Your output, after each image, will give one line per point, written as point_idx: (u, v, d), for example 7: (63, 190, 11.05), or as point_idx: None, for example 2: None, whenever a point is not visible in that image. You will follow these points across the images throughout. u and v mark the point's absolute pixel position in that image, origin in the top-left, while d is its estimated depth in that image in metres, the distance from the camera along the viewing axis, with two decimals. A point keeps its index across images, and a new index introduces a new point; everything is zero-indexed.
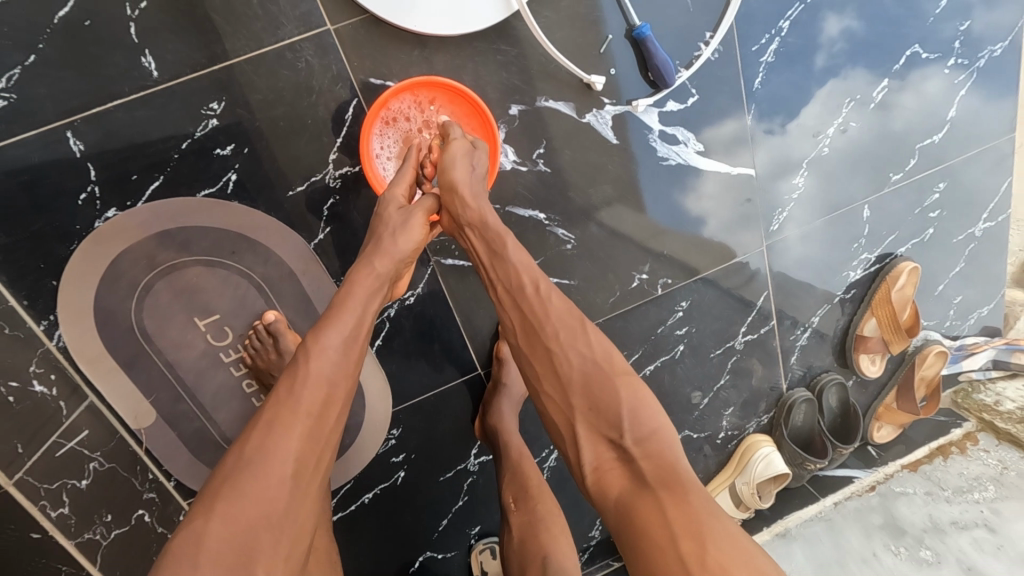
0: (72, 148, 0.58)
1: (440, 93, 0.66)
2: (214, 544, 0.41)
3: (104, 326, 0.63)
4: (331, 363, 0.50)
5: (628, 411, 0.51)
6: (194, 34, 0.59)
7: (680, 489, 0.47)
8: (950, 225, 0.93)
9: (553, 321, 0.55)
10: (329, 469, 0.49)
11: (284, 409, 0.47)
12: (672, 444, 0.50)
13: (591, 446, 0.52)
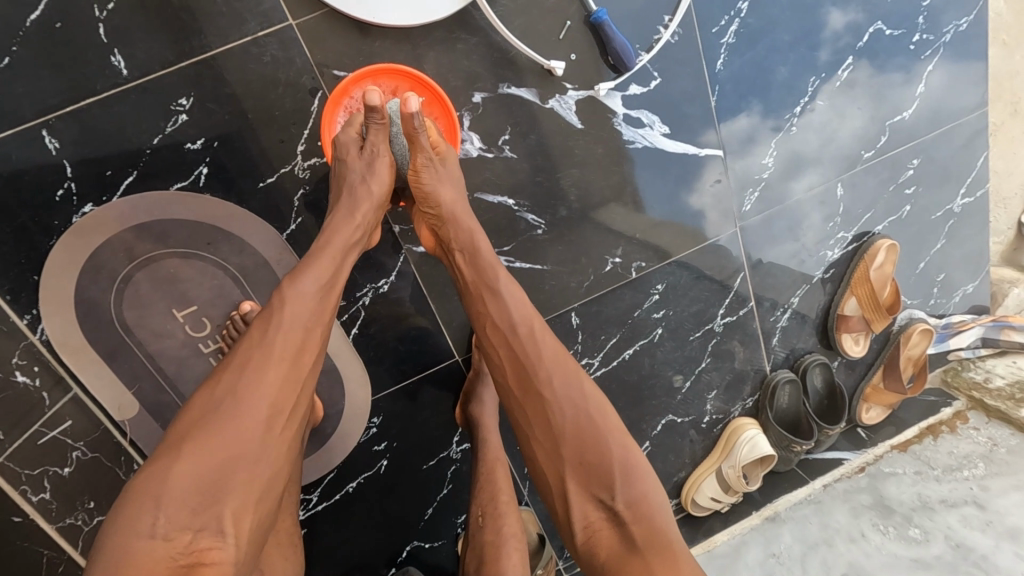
0: (49, 146, 0.61)
1: (400, 81, 0.67)
2: (181, 477, 0.44)
3: (85, 318, 0.65)
4: (306, 310, 0.52)
5: (622, 473, 0.54)
6: (160, 32, 0.61)
7: (669, 552, 0.50)
8: (927, 200, 0.93)
9: (545, 364, 0.57)
10: (303, 412, 0.52)
11: (257, 353, 0.49)
12: (660, 508, 0.53)
13: (581, 504, 0.54)
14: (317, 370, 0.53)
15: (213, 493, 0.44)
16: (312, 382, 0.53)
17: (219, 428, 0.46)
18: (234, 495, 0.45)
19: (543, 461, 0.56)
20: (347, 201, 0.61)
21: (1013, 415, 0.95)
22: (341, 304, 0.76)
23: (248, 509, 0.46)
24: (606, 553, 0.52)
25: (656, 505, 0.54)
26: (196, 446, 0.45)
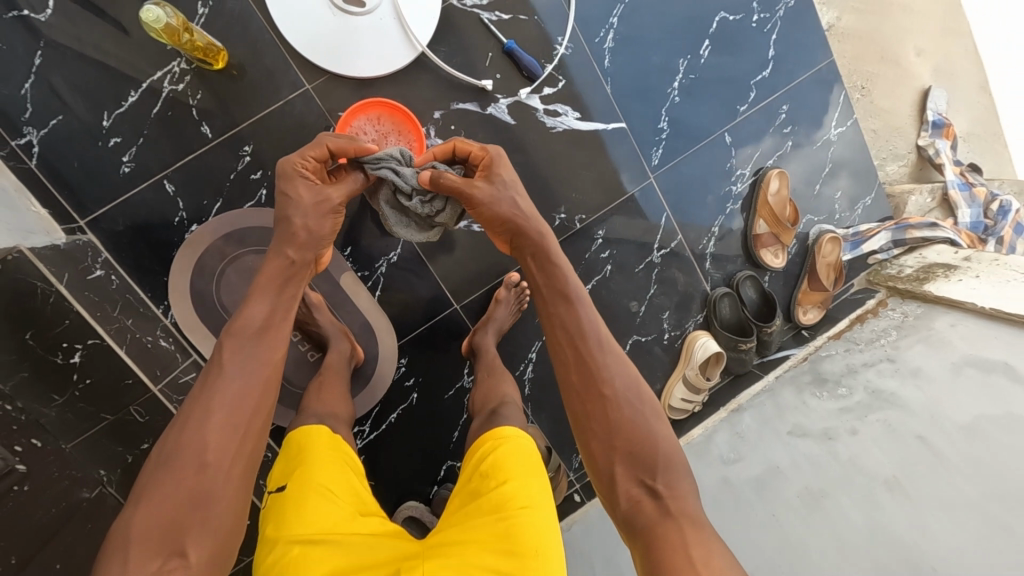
0: (168, 189, 0.94)
1: (380, 110, 0.96)
2: (144, 520, 0.56)
3: (198, 303, 0.96)
4: (241, 366, 0.67)
5: (663, 462, 0.72)
6: (227, 108, 0.94)
7: (690, 519, 0.68)
8: (806, 135, 1.18)
9: (606, 367, 0.78)
10: (249, 452, 0.64)
11: (200, 411, 0.62)
12: (690, 495, 0.71)
13: (625, 485, 0.72)
14: (257, 422, 0.66)
15: (171, 530, 0.56)
16: (257, 431, 0.65)
17: (167, 484, 0.58)
18: (191, 531, 0.57)
19: (598, 452, 0.75)
20: (268, 283, 0.76)
21: (919, 291, 1.15)
22: (365, 274, 1.06)
23: (206, 540, 0.58)
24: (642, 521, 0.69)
25: (683, 489, 0.72)
26: (153, 501, 0.57)
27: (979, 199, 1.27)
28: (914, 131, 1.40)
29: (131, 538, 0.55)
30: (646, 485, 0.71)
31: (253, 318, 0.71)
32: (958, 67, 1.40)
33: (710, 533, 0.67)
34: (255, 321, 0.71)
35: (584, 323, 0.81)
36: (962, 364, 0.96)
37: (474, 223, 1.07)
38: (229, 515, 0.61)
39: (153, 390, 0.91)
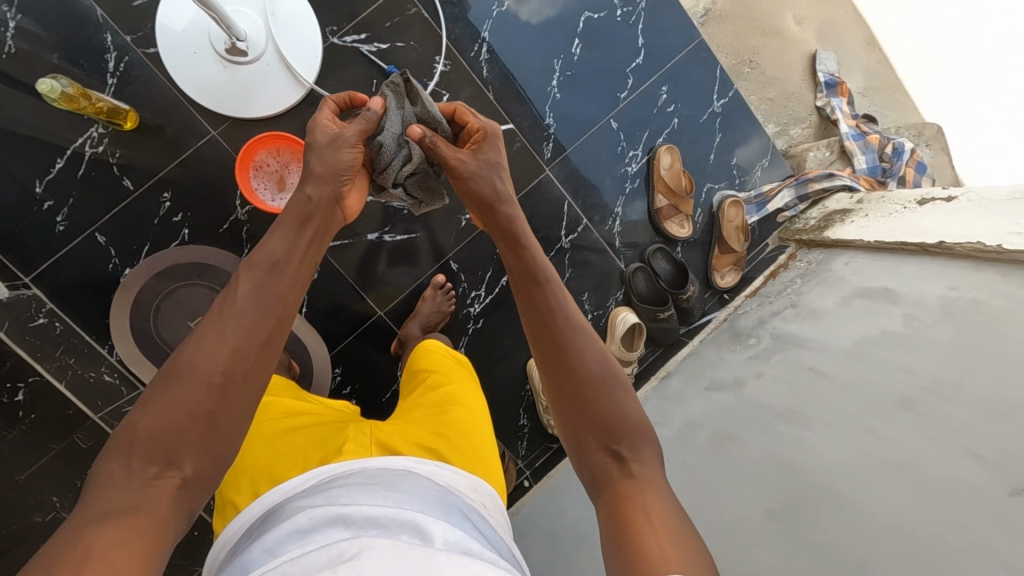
0: (99, 240, 1.05)
1: (274, 143, 1.06)
2: (147, 428, 0.58)
3: (138, 337, 1.06)
4: (257, 294, 0.67)
5: (631, 430, 0.69)
6: (144, 162, 1.06)
7: (652, 502, 0.63)
8: (689, 110, 1.26)
9: (575, 338, 0.74)
10: (256, 380, 0.65)
11: (213, 332, 0.63)
12: (653, 462, 0.68)
13: (597, 455, 0.68)
14: (272, 350, 0.66)
15: (170, 442, 0.58)
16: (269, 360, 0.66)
17: (175, 396, 0.59)
18: (188, 446, 0.59)
19: (569, 421, 0.71)
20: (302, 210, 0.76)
21: (820, 238, 1.20)
22: None
23: (202, 456, 0.60)
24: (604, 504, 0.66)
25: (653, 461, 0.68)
26: (162, 409, 0.59)
27: (874, 145, 1.32)
28: (810, 94, 1.47)
29: (135, 443, 0.57)
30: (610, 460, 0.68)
31: (279, 244, 0.72)
32: (836, 31, 1.49)
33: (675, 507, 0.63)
34: (280, 248, 0.72)
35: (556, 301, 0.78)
36: (851, 296, 1.01)
37: (385, 235, 1.17)
38: (231, 439, 0.62)
39: (95, 417, 1.03)
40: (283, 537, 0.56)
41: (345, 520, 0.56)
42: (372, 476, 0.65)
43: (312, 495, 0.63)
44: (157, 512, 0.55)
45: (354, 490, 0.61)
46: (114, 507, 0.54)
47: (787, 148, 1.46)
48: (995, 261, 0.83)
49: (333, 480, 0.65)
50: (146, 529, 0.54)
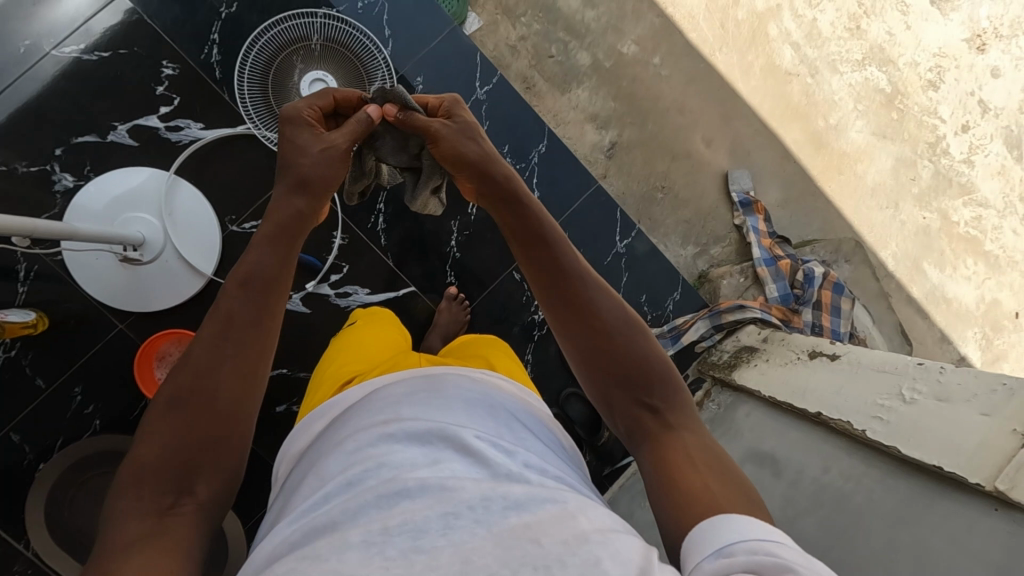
0: (12, 438, 1.09)
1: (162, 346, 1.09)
2: (152, 457, 0.59)
3: (55, 528, 1.08)
4: (243, 309, 0.67)
5: (663, 375, 0.67)
6: (56, 359, 1.11)
7: (696, 448, 0.62)
8: (593, 253, 1.28)
9: (589, 288, 0.73)
10: (257, 391, 0.66)
11: (208, 355, 0.64)
12: (687, 406, 0.66)
13: (627, 408, 0.67)
14: (268, 353, 0.68)
15: (179, 466, 0.60)
16: (264, 373, 0.67)
17: (179, 420, 0.61)
18: (198, 467, 0.60)
19: (593, 377, 0.70)
20: (271, 229, 0.74)
21: (728, 379, 1.18)
22: None
23: (213, 476, 0.62)
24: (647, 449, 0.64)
25: (687, 404, 0.67)
26: (163, 433, 0.60)
27: (784, 271, 1.34)
28: (727, 212, 1.47)
29: (143, 471, 0.59)
30: (648, 415, 0.65)
31: (259, 261, 0.71)
32: (750, 147, 1.49)
33: (711, 447, 0.62)
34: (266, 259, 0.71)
35: (570, 260, 0.75)
36: (745, 460, 0.99)
37: (294, 406, 1.17)
38: (247, 441, 0.65)
39: None
40: (335, 460, 0.60)
41: (391, 439, 0.59)
42: (417, 390, 0.68)
43: (360, 416, 0.66)
44: (187, 532, 0.58)
45: (399, 408, 0.64)
46: (137, 534, 0.56)
47: (708, 268, 1.46)
48: (862, 445, 0.81)
49: (371, 403, 0.68)
50: (176, 551, 0.56)
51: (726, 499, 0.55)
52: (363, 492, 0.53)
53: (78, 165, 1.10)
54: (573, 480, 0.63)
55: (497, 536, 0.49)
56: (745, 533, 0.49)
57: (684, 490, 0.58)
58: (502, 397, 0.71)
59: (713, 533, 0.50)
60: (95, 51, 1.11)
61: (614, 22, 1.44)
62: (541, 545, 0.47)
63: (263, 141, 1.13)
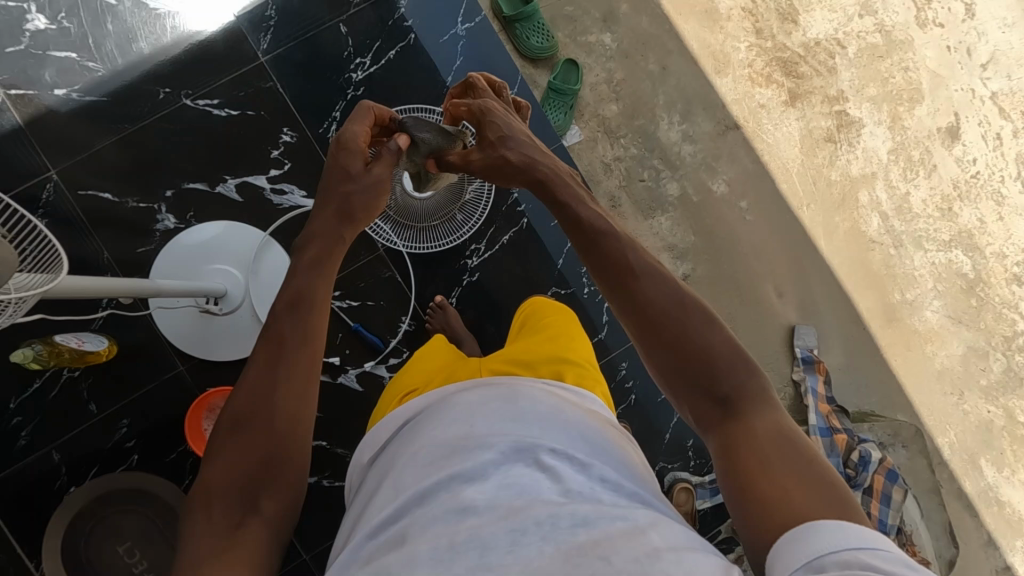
0: (53, 457, 1.10)
1: (212, 401, 1.10)
2: (217, 483, 0.59)
3: (70, 556, 1.07)
4: (291, 324, 0.67)
5: (729, 360, 0.62)
6: (112, 388, 1.12)
7: (769, 437, 0.57)
8: (647, 387, 1.29)
9: (634, 272, 0.68)
10: (310, 402, 0.65)
11: (262, 374, 0.64)
12: (759, 388, 0.61)
13: (692, 399, 0.63)
14: (316, 361, 0.67)
15: (243, 488, 0.59)
16: (315, 380, 0.66)
17: (240, 445, 0.61)
18: (260, 485, 0.60)
19: (656, 368, 0.66)
20: (310, 258, 0.73)
21: None
22: None
23: (276, 497, 0.60)
24: (714, 443, 0.60)
25: (761, 383, 0.61)
26: (231, 463, 0.60)
27: (840, 446, 1.28)
28: (787, 365, 1.45)
29: (210, 497, 0.58)
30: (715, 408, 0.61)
31: (308, 280, 0.71)
32: (822, 305, 1.47)
33: (790, 433, 0.57)
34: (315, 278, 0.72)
35: (603, 253, 0.71)
36: None
37: (324, 479, 1.16)
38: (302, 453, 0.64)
39: None
40: (409, 469, 0.60)
41: (460, 454, 0.59)
42: (489, 399, 0.67)
43: (432, 425, 0.65)
44: (254, 548, 0.57)
45: (468, 420, 0.63)
46: (205, 554, 0.55)
47: None
48: None
49: (442, 410, 0.67)
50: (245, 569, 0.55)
51: (810, 505, 0.50)
52: (435, 510, 0.54)
53: (181, 209, 1.15)
54: (650, 493, 0.62)
55: (565, 554, 0.48)
56: (836, 542, 0.46)
57: (757, 486, 0.54)
58: (573, 409, 0.69)
59: (799, 542, 0.48)
60: (224, 108, 1.17)
61: (708, 161, 1.46)
62: (610, 563, 0.46)
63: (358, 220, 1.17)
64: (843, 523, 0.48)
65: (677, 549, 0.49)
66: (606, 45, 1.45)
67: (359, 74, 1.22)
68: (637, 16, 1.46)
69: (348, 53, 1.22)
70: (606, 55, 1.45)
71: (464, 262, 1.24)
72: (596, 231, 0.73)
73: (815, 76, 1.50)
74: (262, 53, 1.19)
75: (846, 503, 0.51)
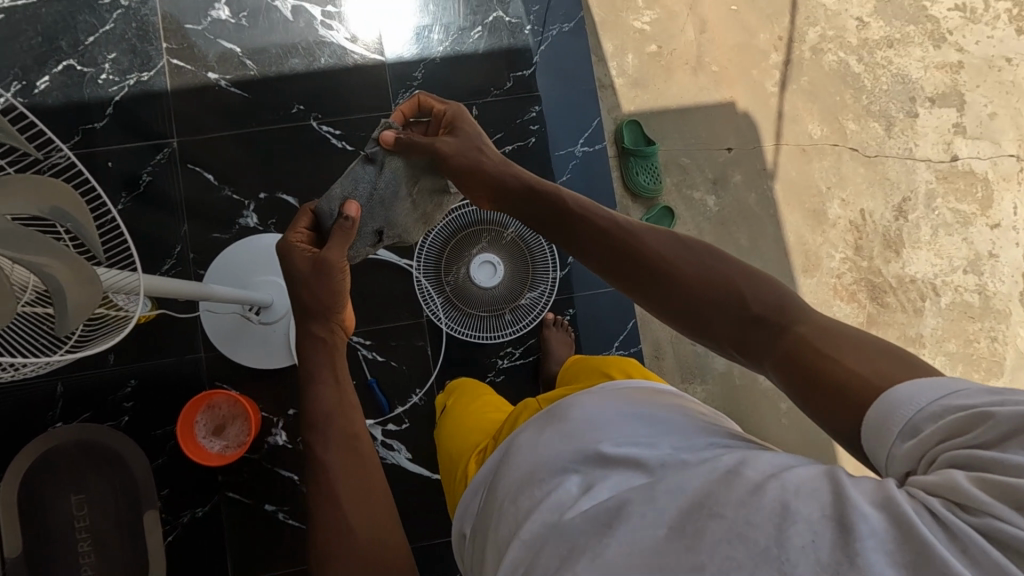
0: (56, 388, 1.15)
1: (215, 399, 1.14)
2: None
3: (27, 486, 1.11)
4: (333, 444, 0.69)
5: (752, 287, 0.61)
6: (135, 347, 1.17)
7: (817, 335, 0.54)
8: None
9: (640, 244, 0.69)
10: (379, 495, 0.67)
11: (325, 503, 0.65)
12: (780, 293, 0.60)
13: (741, 339, 0.61)
14: (360, 454, 0.69)
15: None
16: (368, 469, 0.69)
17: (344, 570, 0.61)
18: None
19: (697, 329, 0.64)
20: (308, 377, 0.73)
21: None
22: (168, 518, 1.15)
23: None
24: (773, 372, 0.57)
25: (784, 295, 0.60)
26: None
27: None
28: None
29: None
30: (757, 330, 0.59)
31: (321, 395, 0.72)
32: None
33: (831, 330, 0.55)
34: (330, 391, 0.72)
35: (601, 229, 0.73)
36: None
37: (281, 512, 1.18)
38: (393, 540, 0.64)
39: None
40: (502, 515, 0.56)
41: (537, 485, 0.55)
42: (537, 424, 0.63)
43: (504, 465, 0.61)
44: None
45: (524, 451, 0.60)
46: None
47: None
48: None
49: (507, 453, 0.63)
50: None
51: (878, 370, 0.48)
52: (544, 541, 0.49)
53: (267, 213, 1.22)
54: (718, 433, 0.55)
55: (676, 522, 0.43)
56: (924, 398, 0.43)
57: (826, 383, 0.50)
58: (622, 391, 0.64)
59: (886, 413, 0.45)
60: (343, 141, 1.25)
61: None
62: (724, 516, 0.41)
63: (415, 284, 1.21)
64: (923, 379, 0.45)
65: (777, 474, 0.43)
66: (708, 206, 1.47)
67: None
68: (746, 191, 1.48)
69: None
70: (704, 215, 1.46)
71: (494, 360, 1.24)
72: (587, 211, 0.75)
73: (899, 312, 1.47)
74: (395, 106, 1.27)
75: (912, 362, 0.48)
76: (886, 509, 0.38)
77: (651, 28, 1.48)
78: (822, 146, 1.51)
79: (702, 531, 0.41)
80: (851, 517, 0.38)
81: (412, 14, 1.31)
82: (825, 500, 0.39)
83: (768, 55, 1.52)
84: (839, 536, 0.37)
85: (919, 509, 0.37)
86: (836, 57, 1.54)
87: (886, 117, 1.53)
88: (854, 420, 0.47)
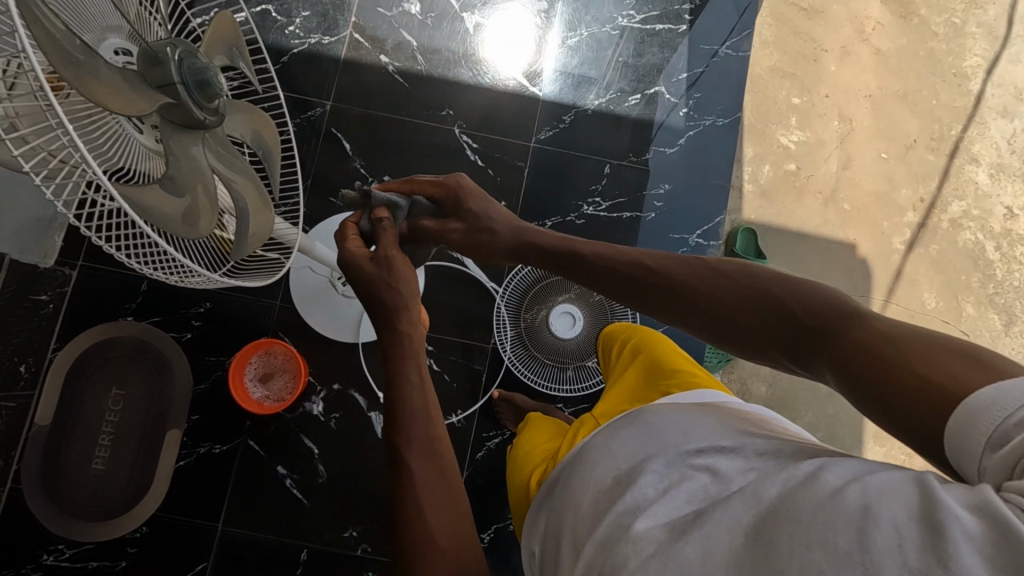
0: (140, 284, 1.20)
1: (272, 347, 1.17)
2: None
3: (80, 364, 1.15)
4: (422, 450, 0.62)
5: (796, 296, 0.56)
6: None
7: (876, 337, 0.48)
8: None
9: (665, 278, 0.65)
10: (455, 494, 0.61)
11: (409, 511, 0.59)
12: (823, 296, 0.55)
13: (802, 355, 0.55)
14: (442, 452, 0.63)
15: None
16: (445, 464, 0.62)
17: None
18: None
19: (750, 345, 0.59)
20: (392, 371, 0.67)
21: None
22: (187, 443, 1.16)
23: None
24: (836, 383, 0.51)
25: (829, 293, 0.54)
26: None
27: None
28: None
29: None
30: (810, 341, 0.54)
31: (409, 393, 0.65)
32: None
33: (895, 331, 0.48)
34: (419, 392, 0.65)
35: (620, 274, 0.69)
36: None
37: (290, 478, 1.17)
38: (465, 541, 0.59)
39: None
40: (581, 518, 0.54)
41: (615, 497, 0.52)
42: (607, 440, 0.61)
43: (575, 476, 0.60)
44: None
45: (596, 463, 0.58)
46: None
47: None
48: None
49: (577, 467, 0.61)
50: None
51: (945, 372, 0.42)
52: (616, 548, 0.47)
53: None
54: (798, 440, 0.51)
55: (760, 536, 0.40)
56: (1014, 398, 0.37)
57: (894, 389, 0.45)
58: (695, 406, 0.61)
59: (970, 416, 0.39)
60: (476, 154, 1.29)
61: None
62: (801, 519, 0.38)
63: (495, 308, 1.22)
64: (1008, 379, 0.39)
65: (858, 477, 0.39)
66: None
67: (589, 209, 1.31)
68: None
69: (594, 188, 1.32)
70: None
71: None
72: (601, 257, 0.72)
73: None
74: (537, 140, 1.31)
75: (982, 354, 0.42)
76: (983, 516, 0.33)
77: (796, 148, 1.47)
78: (933, 319, 1.45)
79: (779, 537, 0.38)
80: (942, 518, 0.34)
81: (579, 63, 1.36)
82: (911, 500, 0.36)
83: (905, 212, 1.49)
84: (929, 540, 0.33)
85: (1016, 512, 0.33)
86: (973, 237, 1.49)
87: (1009, 313, 1.46)
88: (939, 421, 0.41)
